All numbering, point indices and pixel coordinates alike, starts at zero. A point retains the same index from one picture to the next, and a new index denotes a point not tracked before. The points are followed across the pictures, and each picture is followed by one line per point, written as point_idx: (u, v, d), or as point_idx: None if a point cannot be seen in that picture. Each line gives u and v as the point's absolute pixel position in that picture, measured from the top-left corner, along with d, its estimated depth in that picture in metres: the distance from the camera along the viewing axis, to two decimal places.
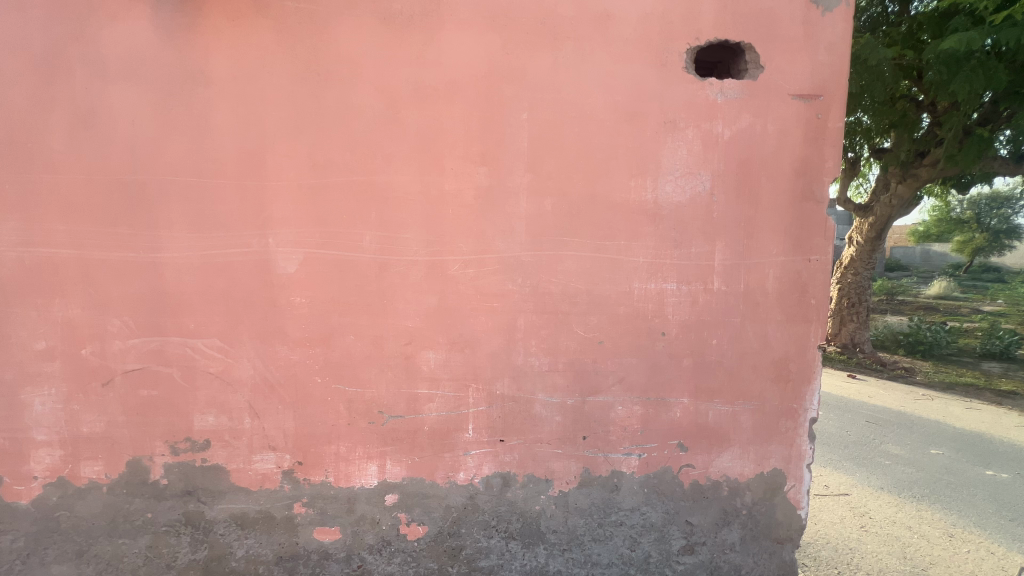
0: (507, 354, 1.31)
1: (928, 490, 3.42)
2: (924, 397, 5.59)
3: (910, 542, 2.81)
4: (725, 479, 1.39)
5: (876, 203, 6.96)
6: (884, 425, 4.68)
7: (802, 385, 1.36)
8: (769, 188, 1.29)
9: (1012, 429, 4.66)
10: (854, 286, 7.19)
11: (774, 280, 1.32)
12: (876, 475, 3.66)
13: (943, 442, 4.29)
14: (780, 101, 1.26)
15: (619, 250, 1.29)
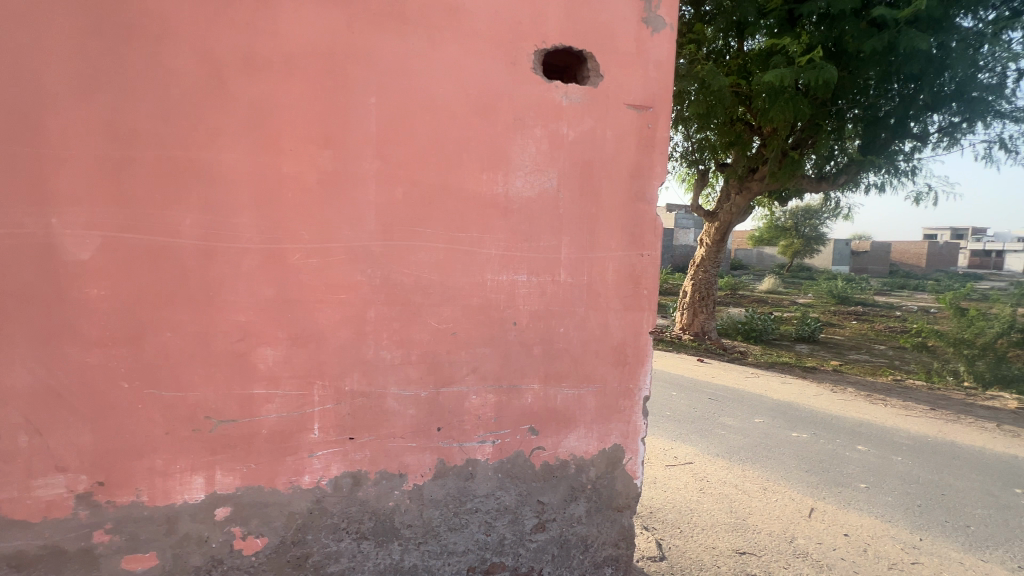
0: (357, 347, 1.26)
1: (751, 453, 4.08)
2: (753, 375, 6.64)
3: (734, 498, 3.33)
4: (572, 457, 1.49)
5: (720, 210, 8.06)
6: (722, 401, 5.46)
7: (636, 367, 1.51)
8: (608, 188, 1.41)
9: (812, 397, 5.77)
10: (703, 283, 8.36)
11: (613, 272, 1.45)
12: (715, 444, 4.26)
13: (764, 412, 5.14)
14: (617, 109, 1.38)
15: (471, 242, 1.31)
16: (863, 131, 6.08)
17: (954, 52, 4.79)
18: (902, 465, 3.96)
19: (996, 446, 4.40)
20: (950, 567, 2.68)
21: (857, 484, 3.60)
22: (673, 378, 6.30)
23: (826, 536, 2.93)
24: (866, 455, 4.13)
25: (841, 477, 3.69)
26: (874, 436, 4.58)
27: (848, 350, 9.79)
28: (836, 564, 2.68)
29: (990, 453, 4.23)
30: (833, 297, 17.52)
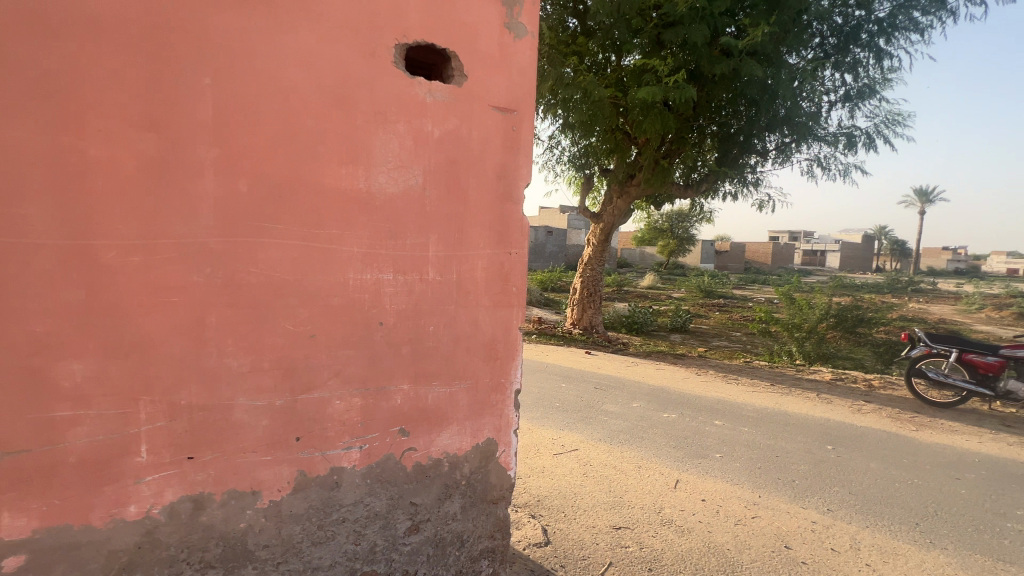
0: (193, 357, 1.13)
1: (629, 435, 4.44)
2: (633, 364, 7.25)
3: (614, 479, 3.60)
4: (445, 455, 1.50)
5: (603, 212, 8.64)
6: (606, 389, 5.87)
7: (507, 361, 1.57)
8: (475, 188, 1.44)
9: (680, 380, 6.48)
10: (590, 280, 8.89)
11: (481, 270, 1.48)
12: (598, 430, 4.56)
13: (641, 397, 5.63)
14: (482, 110, 1.42)
15: (330, 239, 1.25)
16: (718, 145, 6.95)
17: (783, 83, 5.68)
18: (747, 434, 4.62)
19: (815, 412, 5.33)
20: (779, 516, 3.19)
21: (713, 454, 4.12)
22: (563, 370, 6.63)
23: (687, 503, 3.31)
24: (721, 428, 4.74)
25: (700, 449, 4.20)
26: (727, 411, 5.27)
27: (711, 337, 11.17)
28: (695, 526, 3.02)
29: (811, 418, 5.12)
30: (700, 291, 19.84)
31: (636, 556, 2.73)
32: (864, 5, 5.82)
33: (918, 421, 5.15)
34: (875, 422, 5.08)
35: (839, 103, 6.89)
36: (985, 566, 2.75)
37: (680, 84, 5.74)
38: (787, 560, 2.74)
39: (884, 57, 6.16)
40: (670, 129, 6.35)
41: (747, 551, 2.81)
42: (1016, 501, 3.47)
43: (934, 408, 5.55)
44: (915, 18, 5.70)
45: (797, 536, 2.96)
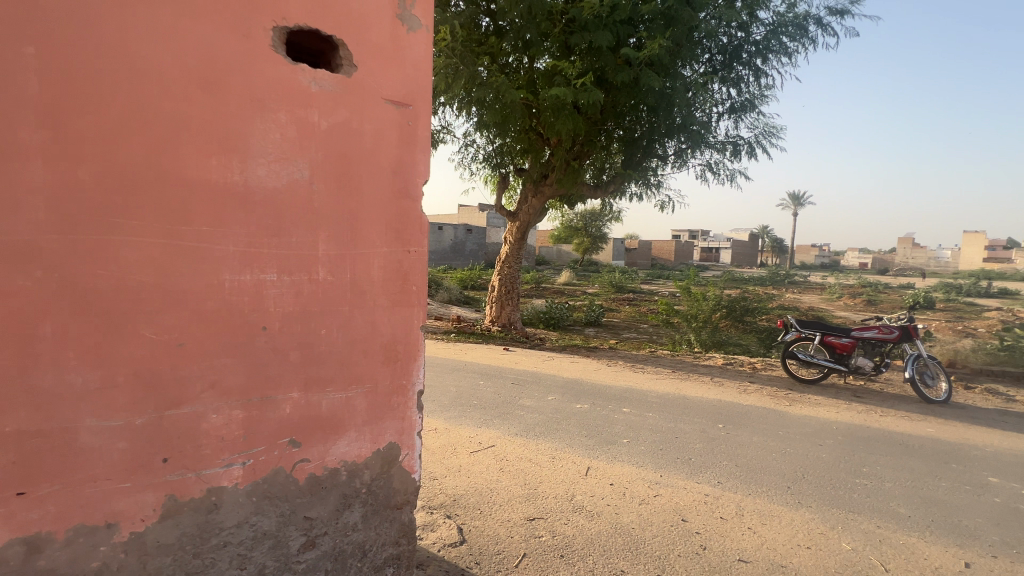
0: (26, 373, 1.00)
1: (544, 428, 4.57)
2: (550, 358, 7.46)
3: (530, 472, 3.68)
4: (343, 464, 1.44)
5: (519, 211, 8.77)
6: (523, 384, 5.99)
7: (409, 362, 1.54)
8: (368, 184, 1.40)
9: (592, 371, 6.80)
10: (508, 278, 9.00)
11: (379, 268, 1.44)
12: (515, 425, 4.63)
13: (557, 390, 5.82)
14: (375, 104, 1.39)
15: (199, 237, 1.17)
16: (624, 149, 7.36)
17: (678, 92, 6.14)
18: (651, 419, 4.96)
19: (709, 394, 5.86)
20: (677, 493, 3.46)
21: (621, 440, 4.37)
22: (481, 368, 6.65)
23: (597, 489, 3.47)
24: (629, 415, 5.05)
25: (610, 436, 4.43)
26: (635, 398, 5.62)
27: (622, 330, 11.84)
28: (603, 510, 3.18)
29: (705, 400, 5.62)
30: (613, 287, 20.94)
31: (549, 544, 2.81)
32: (743, 27, 6.48)
33: (791, 397, 5.87)
34: (758, 400, 5.70)
35: (725, 115, 7.62)
36: (840, 518, 3.20)
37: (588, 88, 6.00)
38: (684, 532, 2.98)
39: (761, 76, 6.91)
40: (580, 130, 6.60)
41: (649, 528, 3.00)
42: (863, 460, 4.09)
43: (803, 385, 6.36)
44: (784, 43, 6.45)
45: (692, 510, 3.24)
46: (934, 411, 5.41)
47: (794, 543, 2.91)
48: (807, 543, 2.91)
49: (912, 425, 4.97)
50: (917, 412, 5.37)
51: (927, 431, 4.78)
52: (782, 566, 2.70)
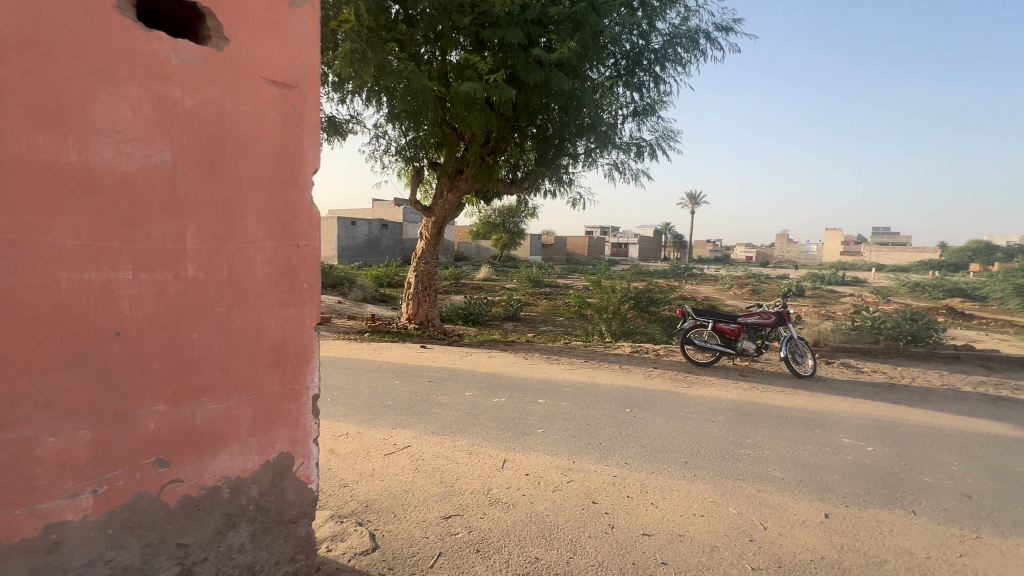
0: None
1: (461, 424, 4.54)
2: (468, 354, 7.43)
3: (446, 469, 3.64)
4: (224, 480, 1.43)
5: (435, 206, 8.59)
6: (440, 382, 5.90)
7: (301, 365, 1.56)
8: (244, 168, 1.41)
9: (510, 365, 6.89)
10: (424, 274, 8.81)
11: (262, 264, 1.45)
12: (431, 423, 4.55)
13: (474, 385, 5.81)
14: (253, 81, 1.41)
15: (27, 227, 1.12)
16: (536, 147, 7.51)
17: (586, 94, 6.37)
18: (566, 408, 5.14)
19: (618, 381, 6.20)
20: (589, 476, 3.63)
21: (537, 430, 4.47)
22: (396, 367, 6.45)
23: (513, 480, 3.52)
24: (544, 405, 5.18)
25: (526, 428, 4.52)
26: (550, 389, 5.80)
27: (539, 323, 12.14)
28: (519, 501, 3.23)
29: (615, 387, 5.94)
30: (531, 281, 21.35)
31: (465, 540, 2.80)
32: (644, 35, 6.89)
33: (689, 380, 6.40)
34: (661, 384, 6.15)
35: (629, 118, 8.07)
36: (728, 486, 3.55)
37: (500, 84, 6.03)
38: (594, 513, 3.13)
39: (660, 82, 7.41)
40: (492, 127, 6.60)
41: (562, 513, 3.11)
42: (747, 432, 4.57)
43: (700, 368, 6.97)
44: (679, 53, 6.96)
45: (602, 491, 3.41)
46: (803, 385, 6.19)
47: (689, 513, 3.18)
48: (700, 511, 3.20)
49: (786, 398, 5.65)
50: (790, 387, 6.12)
51: (797, 403, 5.47)
52: (680, 534, 2.94)
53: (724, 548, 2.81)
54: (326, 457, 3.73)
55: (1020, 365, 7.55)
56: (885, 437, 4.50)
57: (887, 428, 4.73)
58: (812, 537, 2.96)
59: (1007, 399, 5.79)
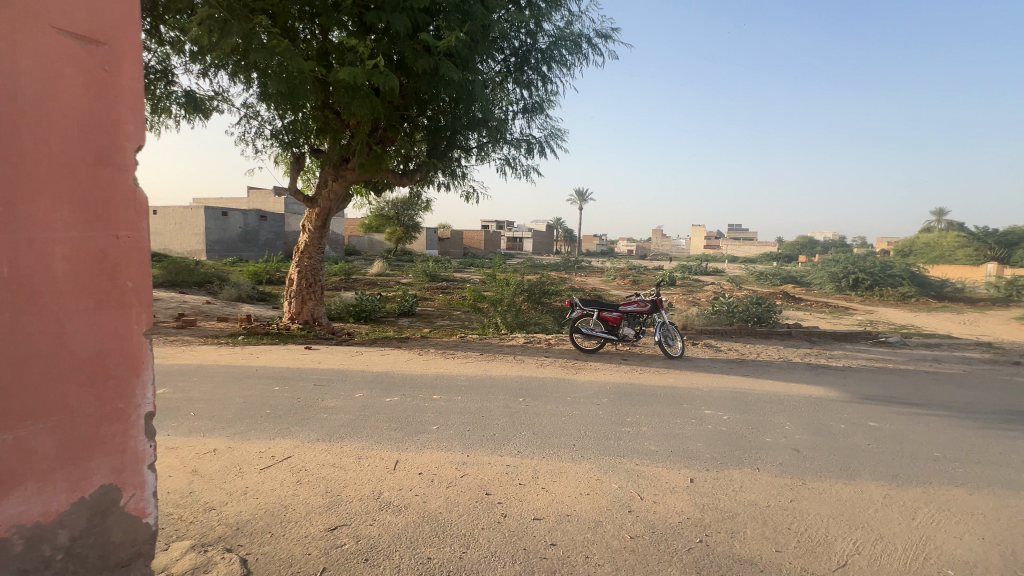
0: None
1: (350, 428, 4.27)
2: (357, 353, 7.04)
3: (332, 477, 3.39)
4: (17, 529, 1.32)
5: (319, 195, 7.93)
6: (327, 384, 5.50)
7: (125, 379, 1.49)
8: (31, 139, 1.33)
9: (405, 362, 6.67)
10: (309, 269, 8.14)
11: (64, 261, 1.37)
12: (316, 430, 4.22)
13: (365, 386, 5.51)
14: (44, 34, 1.33)
15: None
16: (428, 138, 7.31)
17: (476, 87, 6.30)
18: (461, 402, 5.11)
19: (513, 372, 6.33)
20: (483, 468, 3.64)
21: (431, 427, 4.38)
22: (275, 372, 5.87)
23: (406, 481, 3.40)
24: (439, 401, 5.10)
25: (419, 426, 4.40)
26: (445, 384, 5.73)
27: (435, 318, 11.95)
28: (411, 502, 3.13)
29: (509, 378, 6.05)
30: (426, 276, 20.93)
31: (352, 551, 2.63)
32: (531, 34, 7.05)
33: (578, 366, 6.76)
34: (552, 372, 6.41)
35: (519, 114, 8.24)
36: (611, 463, 3.81)
37: (383, 71, 5.73)
38: (487, 505, 3.15)
39: (547, 82, 7.66)
40: (378, 116, 6.27)
41: (456, 509, 3.07)
42: (627, 412, 4.96)
43: (587, 354, 7.40)
44: (563, 55, 7.24)
45: (495, 482, 3.44)
46: (674, 365, 6.89)
47: (576, 493, 3.35)
48: (586, 490, 3.39)
49: (660, 378, 6.25)
50: (664, 367, 6.77)
51: (669, 381, 6.07)
52: (568, 514, 3.08)
53: (606, 522, 3.01)
54: (186, 480, 3.25)
55: (833, 338, 9.23)
56: (738, 406, 5.18)
57: (739, 398, 5.45)
58: (680, 501, 3.30)
59: (824, 367, 7.03)
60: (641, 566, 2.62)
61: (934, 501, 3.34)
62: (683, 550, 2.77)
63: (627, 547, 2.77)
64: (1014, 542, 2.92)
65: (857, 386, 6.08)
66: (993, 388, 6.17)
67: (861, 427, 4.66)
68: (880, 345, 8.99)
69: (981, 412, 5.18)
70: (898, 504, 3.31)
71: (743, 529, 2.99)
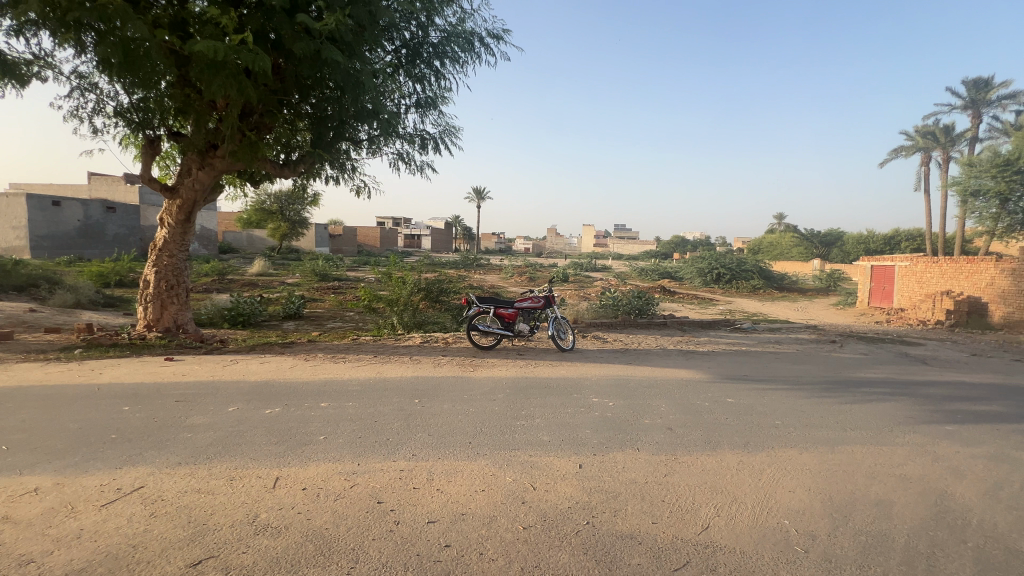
0: None
1: (220, 447, 3.80)
2: (231, 362, 6.30)
3: (195, 505, 2.99)
4: None
5: (181, 184, 6.92)
6: (192, 399, 4.84)
7: None
8: None
9: (288, 369, 6.13)
10: (171, 269, 7.08)
11: None
12: (177, 453, 3.68)
13: (239, 398, 4.95)
14: None
15: None
16: (312, 127, 6.76)
17: (363, 76, 5.94)
18: (351, 408, 4.83)
19: (408, 373, 6.15)
20: (374, 476, 3.48)
21: (317, 438, 4.08)
22: (123, 389, 5.02)
23: (286, 499, 3.11)
24: (326, 409, 4.76)
25: (304, 437, 4.07)
26: (334, 390, 5.37)
27: (325, 320, 11.16)
28: (292, 521, 2.87)
29: (404, 380, 5.87)
30: (315, 275, 19.52)
31: None
32: (422, 27, 6.87)
33: (475, 364, 6.78)
34: (449, 371, 6.35)
35: (412, 109, 8.01)
36: (506, 457, 3.87)
37: (253, 49, 5.15)
38: (378, 514, 3.01)
39: (440, 78, 7.54)
40: (250, 99, 5.63)
41: (343, 522, 2.89)
42: (522, 406, 5.09)
43: (485, 351, 7.46)
44: (456, 53, 7.17)
45: (387, 489, 3.30)
46: (566, 358, 7.24)
47: (472, 491, 3.35)
48: (481, 487, 3.40)
49: (553, 370, 6.52)
50: (556, 360, 7.08)
51: (562, 373, 6.35)
52: (462, 513, 3.06)
53: (500, 516, 3.05)
54: None
55: (700, 327, 10.42)
56: (621, 392, 5.59)
57: (622, 385, 5.89)
58: (570, 487, 3.46)
59: (693, 352, 7.91)
60: (533, 555, 2.69)
61: (775, 463, 3.92)
62: (572, 534, 2.90)
63: (520, 538, 2.84)
64: (831, 490, 3.53)
65: (718, 367, 6.92)
66: (816, 363, 7.44)
67: (721, 404, 5.30)
68: (735, 331, 10.36)
69: (808, 383, 6.22)
70: (749, 468, 3.82)
71: (625, 507, 3.22)
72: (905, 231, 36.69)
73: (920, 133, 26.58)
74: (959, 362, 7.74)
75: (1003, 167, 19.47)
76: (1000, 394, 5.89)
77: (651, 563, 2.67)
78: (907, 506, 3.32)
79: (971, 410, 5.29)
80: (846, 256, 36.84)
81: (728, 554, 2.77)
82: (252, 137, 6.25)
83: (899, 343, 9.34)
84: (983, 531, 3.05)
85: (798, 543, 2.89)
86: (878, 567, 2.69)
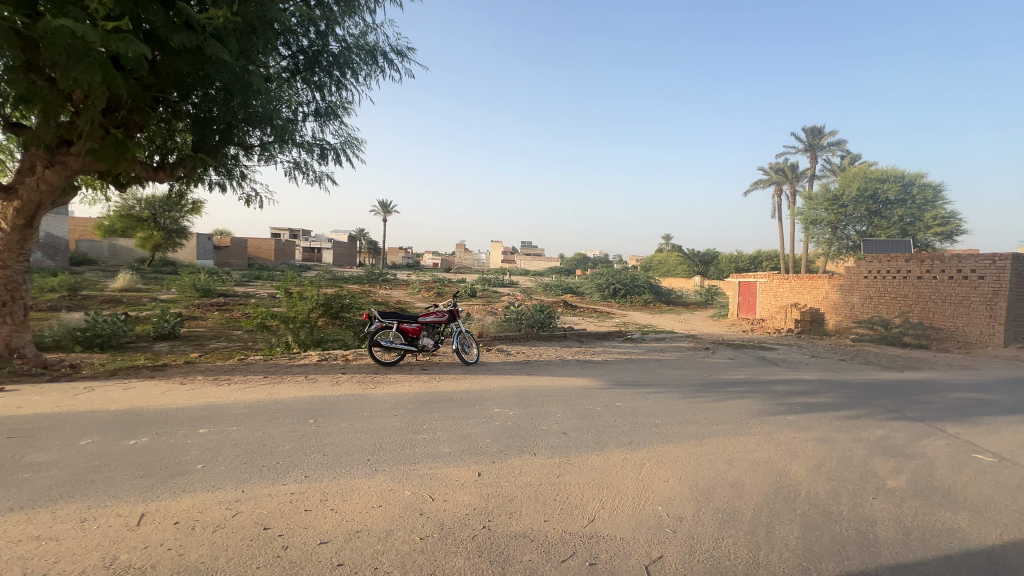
0: None
1: (70, 486, 3.32)
2: (85, 390, 5.47)
3: (33, 554, 2.59)
4: None
5: (22, 185, 5.93)
6: (30, 435, 4.14)
7: None
8: None
9: (160, 395, 5.48)
10: (3, 282, 6.00)
11: None
12: (10, 498, 3.15)
13: (95, 429, 4.34)
14: None
15: None
16: (193, 129, 6.24)
17: (255, 78, 5.60)
18: (236, 433, 4.47)
19: (303, 394, 5.82)
20: (261, 502, 3.27)
21: (195, 466, 3.73)
22: None
23: (154, 536, 2.81)
24: (206, 436, 4.36)
25: (178, 467, 3.69)
26: (216, 415, 4.93)
27: (207, 340, 10.09)
28: (160, 559, 2.61)
29: (298, 400, 5.55)
30: (196, 291, 17.61)
31: None
32: (321, 35, 6.70)
33: (376, 381, 6.61)
34: (348, 389, 6.12)
35: (310, 117, 7.73)
36: (405, 471, 3.87)
37: (125, 37, 4.67)
38: (265, 540, 2.85)
39: (342, 88, 7.39)
40: (118, 91, 5.05)
41: (223, 553, 2.69)
42: (424, 420, 5.09)
43: (387, 367, 7.32)
44: (357, 65, 7.08)
45: (275, 514, 3.13)
46: (470, 371, 7.34)
47: (367, 508, 3.29)
48: (379, 503, 3.36)
49: (457, 384, 6.59)
50: (460, 374, 7.16)
51: (465, 387, 6.44)
52: (358, 531, 3.01)
53: (398, 529, 3.05)
54: None
55: (596, 338, 11.18)
56: (522, 402, 5.83)
57: (523, 395, 6.14)
58: (468, 495, 3.56)
59: (589, 362, 8.46)
60: (429, 563, 2.74)
61: (653, 457, 4.37)
62: (468, 539, 3.00)
63: (416, 549, 2.86)
64: (697, 477, 4.03)
65: (610, 375, 7.50)
66: (692, 367, 8.38)
67: (611, 408, 5.77)
68: (626, 341, 11.25)
69: (684, 386, 6.98)
70: (630, 464, 4.21)
71: (519, 509, 3.40)
72: (765, 252, 42.61)
73: (774, 170, 31.16)
74: (801, 363, 9.19)
75: (833, 201, 23.58)
76: (828, 388, 7.12)
77: (541, 557, 2.85)
78: (755, 485, 3.90)
79: (807, 402, 6.34)
80: (720, 273, 41.69)
81: (610, 542, 3.04)
82: (119, 135, 5.60)
83: (758, 349, 10.84)
84: (809, 499, 3.69)
85: (668, 525, 3.27)
86: (730, 538, 3.13)
